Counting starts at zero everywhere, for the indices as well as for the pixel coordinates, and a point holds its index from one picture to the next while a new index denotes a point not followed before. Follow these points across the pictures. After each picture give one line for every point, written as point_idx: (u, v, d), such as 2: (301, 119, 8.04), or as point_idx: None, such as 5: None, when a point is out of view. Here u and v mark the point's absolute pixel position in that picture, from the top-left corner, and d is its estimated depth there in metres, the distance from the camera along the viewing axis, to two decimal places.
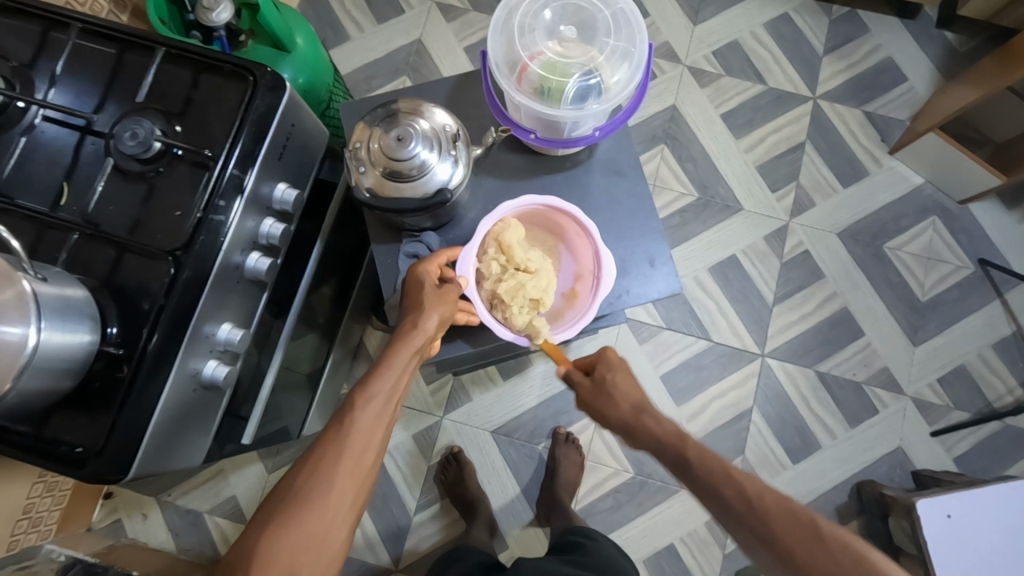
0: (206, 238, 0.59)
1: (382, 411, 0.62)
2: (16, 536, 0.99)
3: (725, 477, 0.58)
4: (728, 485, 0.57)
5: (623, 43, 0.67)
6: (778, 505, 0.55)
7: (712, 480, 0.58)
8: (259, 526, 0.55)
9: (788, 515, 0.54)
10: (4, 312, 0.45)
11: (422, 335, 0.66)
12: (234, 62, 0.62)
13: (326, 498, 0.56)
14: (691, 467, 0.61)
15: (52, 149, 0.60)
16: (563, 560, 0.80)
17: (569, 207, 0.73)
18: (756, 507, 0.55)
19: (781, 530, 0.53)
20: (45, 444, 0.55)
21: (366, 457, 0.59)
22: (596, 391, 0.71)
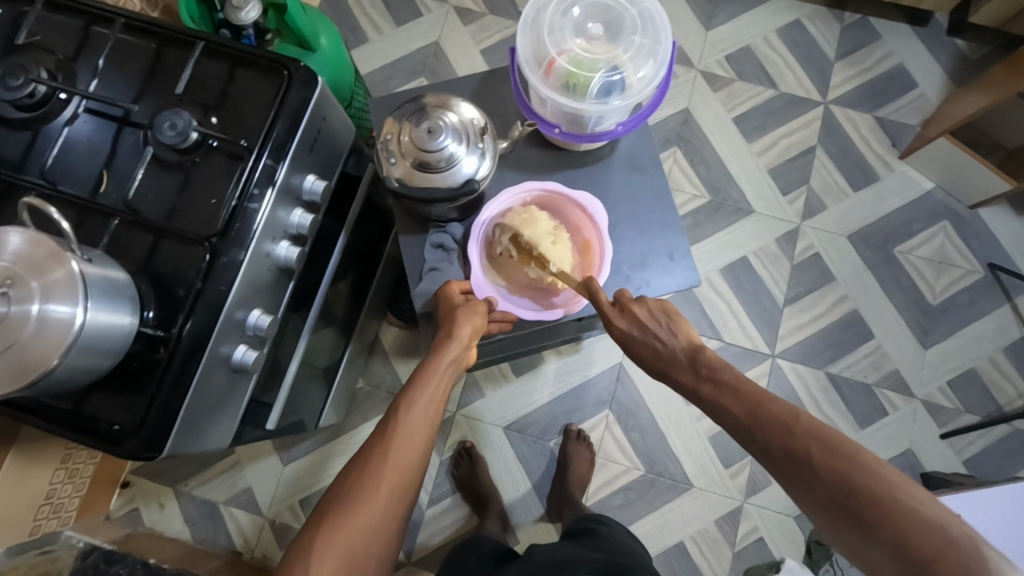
0: (240, 225, 0.61)
1: (422, 418, 0.65)
2: (38, 520, 1.02)
3: (776, 429, 0.53)
4: (775, 432, 0.53)
5: (648, 41, 0.69)
6: (831, 460, 0.49)
7: (754, 432, 0.55)
8: (309, 532, 0.57)
9: (847, 479, 0.47)
10: (54, 291, 0.48)
11: (457, 349, 0.69)
12: (269, 57, 0.65)
13: (373, 501, 0.58)
14: (725, 410, 0.58)
15: (94, 139, 0.63)
16: (576, 544, 0.81)
17: (534, 188, 0.77)
18: (808, 469, 0.50)
19: (835, 494, 0.48)
20: (84, 420, 0.57)
21: (407, 465, 0.61)
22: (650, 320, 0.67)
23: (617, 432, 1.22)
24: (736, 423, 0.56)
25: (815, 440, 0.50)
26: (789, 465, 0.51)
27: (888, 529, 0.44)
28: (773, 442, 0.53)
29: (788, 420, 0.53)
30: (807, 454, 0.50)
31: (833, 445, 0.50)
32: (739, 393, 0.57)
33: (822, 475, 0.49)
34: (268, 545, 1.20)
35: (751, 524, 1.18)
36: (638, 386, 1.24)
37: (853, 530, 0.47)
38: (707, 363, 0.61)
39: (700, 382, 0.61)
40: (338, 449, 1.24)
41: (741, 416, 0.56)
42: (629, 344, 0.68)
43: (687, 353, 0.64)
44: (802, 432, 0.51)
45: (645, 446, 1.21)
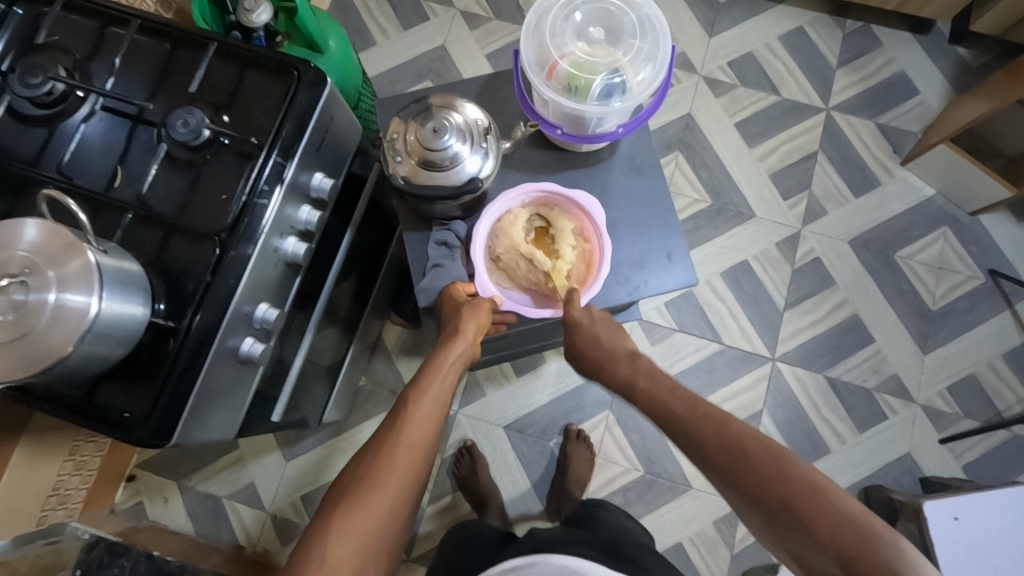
0: (249, 221, 0.62)
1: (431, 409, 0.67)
2: (45, 511, 1.04)
3: (715, 438, 0.61)
4: (715, 434, 0.61)
5: (647, 45, 0.70)
6: (764, 456, 0.57)
7: (696, 436, 0.63)
8: (328, 510, 0.58)
9: (777, 471, 0.55)
10: (70, 280, 0.49)
11: (465, 340, 0.71)
12: (280, 58, 0.66)
13: (385, 480, 0.60)
14: (672, 415, 0.66)
15: (109, 137, 0.65)
16: (574, 526, 0.82)
17: (533, 189, 0.78)
18: (743, 464, 0.58)
19: (766, 486, 0.55)
20: (95, 409, 0.59)
21: (420, 450, 0.64)
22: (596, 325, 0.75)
23: (617, 433, 1.23)
24: (679, 428, 0.65)
25: (751, 439, 0.59)
26: (726, 461, 0.59)
27: (812, 515, 0.52)
28: (712, 442, 0.61)
29: (725, 424, 0.62)
30: (743, 452, 0.58)
31: (766, 445, 0.58)
32: (685, 401, 0.67)
33: (757, 469, 0.56)
34: (270, 540, 1.22)
35: None
36: None
37: (782, 518, 0.54)
38: (655, 378, 0.71)
39: (641, 380, 0.72)
40: (340, 446, 1.26)
41: (684, 422, 0.65)
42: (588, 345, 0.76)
43: (634, 363, 0.74)
44: (738, 434, 0.60)
45: (645, 447, 1.22)
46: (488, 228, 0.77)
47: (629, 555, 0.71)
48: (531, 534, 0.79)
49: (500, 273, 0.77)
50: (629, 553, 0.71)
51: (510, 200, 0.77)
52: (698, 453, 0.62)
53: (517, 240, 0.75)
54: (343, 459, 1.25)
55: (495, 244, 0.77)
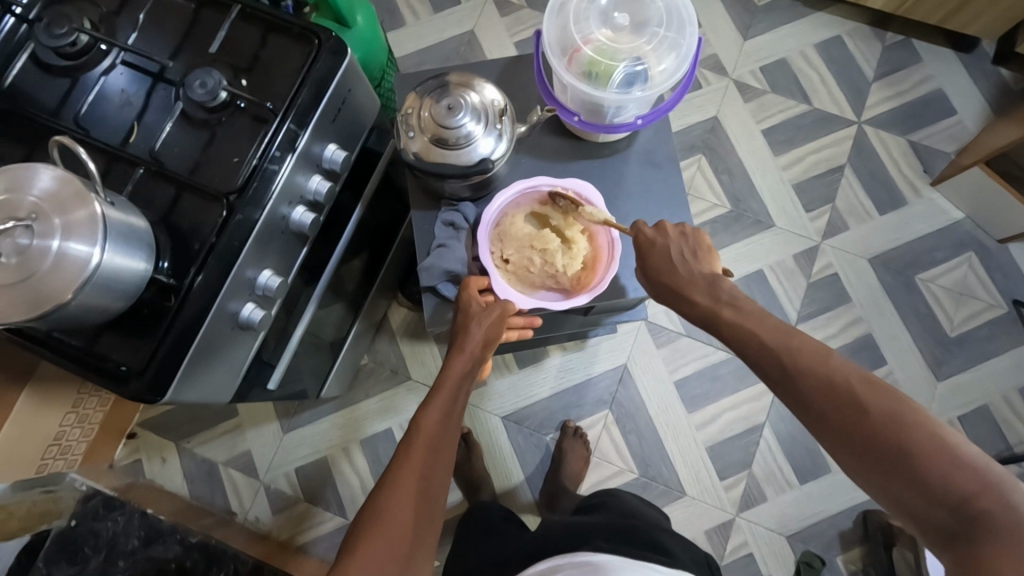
0: (258, 186, 0.62)
1: (442, 426, 0.62)
2: (45, 460, 1.07)
3: (809, 358, 0.54)
4: (812, 365, 0.54)
5: (672, 34, 0.69)
6: (878, 400, 0.50)
7: (790, 367, 0.55)
8: (346, 554, 0.54)
9: (893, 420, 0.49)
10: (74, 229, 0.50)
11: (470, 357, 0.68)
12: (302, 25, 0.66)
13: (402, 512, 0.55)
14: (756, 340, 0.58)
15: (127, 92, 0.65)
16: (591, 513, 0.82)
17: (529, 184, 0.77)
18: (851, 395, 0.51)
19: (876, 434, 0.49)
20: (95, 359, 0.59)
21: (437, 471, 0.59)
22: (681, 244, 0.69)
23: (614, 433, 1.22)
24: (765, 353, 0.57)
25: (851, 373, 0.52)
26: (827, 403, 0.52)
27: (939, 463, 0.46)
28: (805, 375, 0.54)
29: (824, 355, 0.54)
30: (850, 392, 0.51)
31: (874, 385, 0.51)
32: (773, 326, 0.58)
33: (869, 412, 0.50)
34: (262, 509, 1.23)
35: (741, 538, 1.17)
36: (640, 389, 1.24)
37: (890, 465, 0.48)
38: (739, 306, 0.62)
39: (721, 309, 0.63)
40: (339, 421, 1.26)
41: (770, 345, 0.57)
42: (651, 251, 0.70)
43: (712, 291, 0.64)
44: (837, 370, 0.53)
45: (641, 450, 1.21)
46: (489, 234, 0.77)
47: (649, 535, 0.71)
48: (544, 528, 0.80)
49: (511, 277, 0.77)
50: (646, 534, 0.71)
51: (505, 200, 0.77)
52: (790, 389, 0.55)
53: (519, 239, 0.76)
54: (341, 435, 1.26)
55: (499, 249, 0.77)
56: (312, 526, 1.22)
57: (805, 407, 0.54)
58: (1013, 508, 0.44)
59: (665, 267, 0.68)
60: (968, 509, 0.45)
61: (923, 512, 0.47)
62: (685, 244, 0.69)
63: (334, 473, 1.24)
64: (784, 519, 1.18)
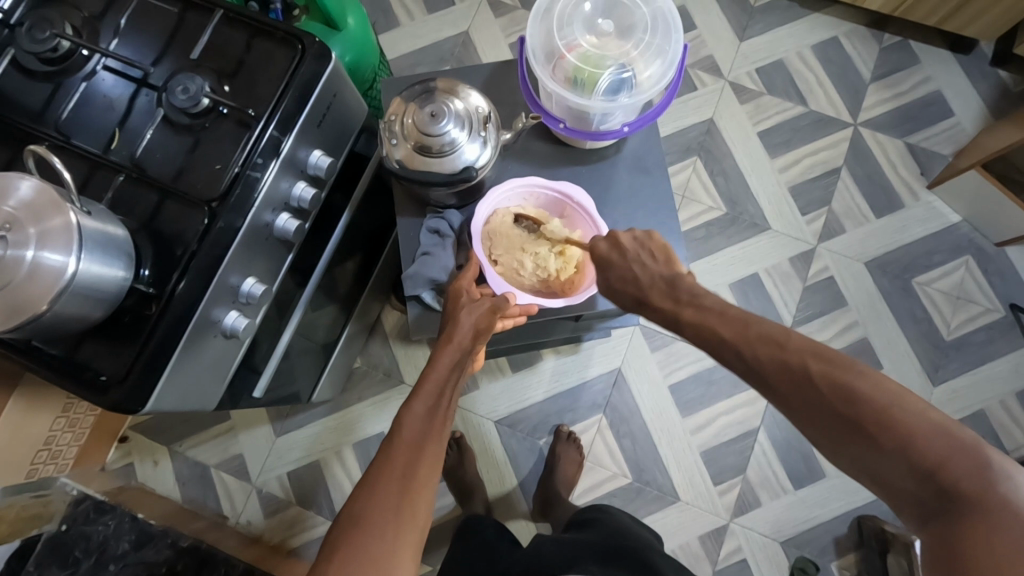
0: (241, 192, 0.62)
1: (426, 423, 0.60)
2: (35, 465, 1.06)
3: (768, 347, 0.53)
4: (770, 354, 0.52)
5: (658, 41, 0.68)
6: (841, 379, 0.49)
7: (750, 359, 0.53)
8: (324, 560, 0.51)
9: (856, 398, 0.48)
10: (50, 239, 0.49)
11: (458, 348, 0.66)
12: (286, 29, 0.65)
13: (382, 512, 0.53)
14: (714, 336, 0.56)
15: (109, 96, 0.64)
16: (582, 530, 0.81)
17: (529, 183, 0.77)
18: (812, 381, 0.50)
19: (842, 415, 0.48)
20: (75, 368, 0.59)
21: (422, 467, 0.57)
22: (638, 249, 0.66)
23: (608, 436, 1.21)
24: (725, 348, 0.55)
25: (810, 355, 0.51)
26: (791, 388, 0.51)
27: (906, 435, 0.46)
28: (766, 362, 0.52)
29: (782, 341, 0.52)
30: (811, 376, 0.50)
31: (835, 364, 0.50)
32: (731, 318, 0.56)
33: (833, 396, 0.49)
34: (255, 512, 1.23)
35: (736, 544, 1.16)
36: (634, 394, 1.23)
37: (861, 445, 0.47)
38: (698, 303, 0.59)
39: (682, 310, 0.60)
40: (332, 424, 1.26)
41: (728, 339, 0.55)
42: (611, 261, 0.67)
43: (671, 293, 0.62)
44: (797, 354, 0.51)
45: (635, 454, 1.20)
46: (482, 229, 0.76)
47: (638, 556, 0.72)
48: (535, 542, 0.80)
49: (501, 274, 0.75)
50: (634, 557, 0.71)
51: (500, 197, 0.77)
52: (756, 380, 0.53)
53: (508, 237, 0.76)
54: (334, 438, 1.25)
55: (492, 244, 0.76)
56: (304, 530, 1.21)
57: (771, 394, 0.53)
58: (980, 468, 0.44)
59: (625, 277, 0.65)
60: (939, 478, 0.44)
61: (899, 485, 0.46)
62: (643, 251, 0.66)
63: (327, 477, 1.23)
64: (779, 524, 1.17)
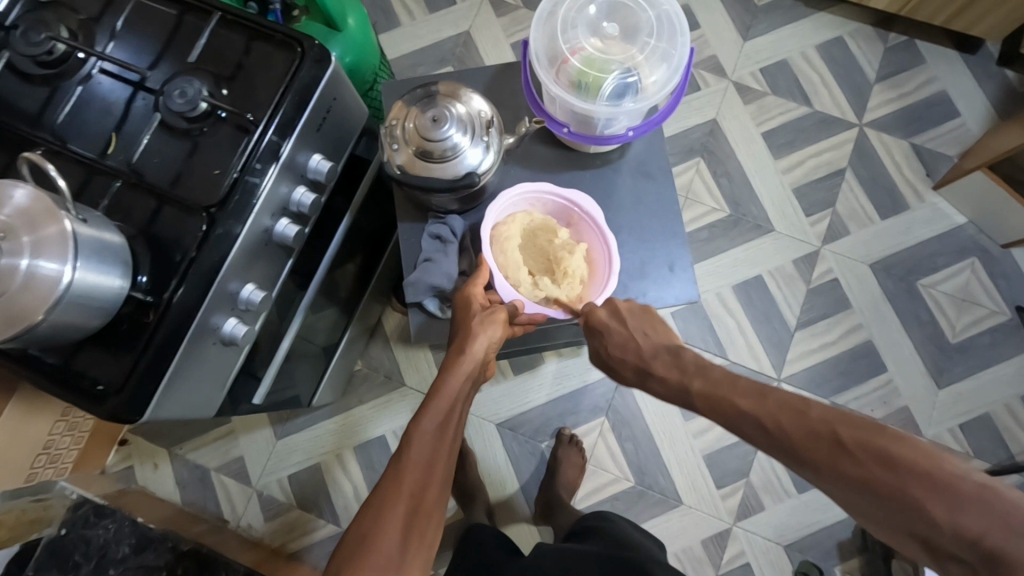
0: (240, 198, 0.61)
1: (438, 439, 0.59)
2: (35, 469, 1.06)
3: (786, 412, 0.48)
4: (789, 421, 0.47)
5: (663, 45, 0.67)
6: (870, 439, 0.42)
7: (770, 428, 0.48)
8: None
9: (887, 459, 0.41)
10: (44, 247, 0.48)
11: (472, 361, 0.64)
12: (286, 32, 0.64)
13: (391, 535, 0.52)
14: (731, 408, 0.51)
15: (106, 100, 0.63)
16: (584, 541, 0.80)
17: (541, 187, 0.76)
18: (835, 447, 0.44)
19: (880, 487, 0.41)
20: (72, 376, 0.58)
21: (432, 487, 0.56)
22: (632, 321, 0.66)
23: (610, 440, 1.21)
24: (742, 419, 0.50)
25: (835, 418, 0.45)
26: (819, 458, 0.45)
27: (951, 503, 0.38)
28: (787, 429, 0.47)
29: (800, 406, 0.47)
30: (840, 441, 0.44)
31: (863, 426, 0.43)
32: (745, 387, 0.52)
33: (861, 460, 0.42)
34: (255, 515, 1.22)
35: (739, 548, 1.16)
36: (636, 397, 1.22)
37: (903, 518, 0.40)
38: (706, 373, 0.56)
39: (691, 380, 0.56)
40: (333, 427, 1.25)
41: (744, 411, 0.50)
42: (606, 335, 0.66)
43: (676, 364, 0.59)
44: (819, 417, 0.46)
45: (637, 458, 1.20)
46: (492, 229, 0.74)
47: (641, 567, 0.71)
48: (538, 550, 0.79)
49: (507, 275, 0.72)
50: (636, 565, 0.70)
51: (511, 198, 0.75)
52: (780, 452, 0.48)
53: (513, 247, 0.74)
54: (335, 441, 1.25)
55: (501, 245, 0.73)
56: (304, 534, 1.20)
57: (799, 465, 0.46)
58: None
59: (619, 348, 0.65)
60: (1000, 552, 0.36)
61: (958, 561, 0.38)
62: (640, 323, 0.66)
63: (327, 481, 1.23)
64: (782, 528, 1.16)
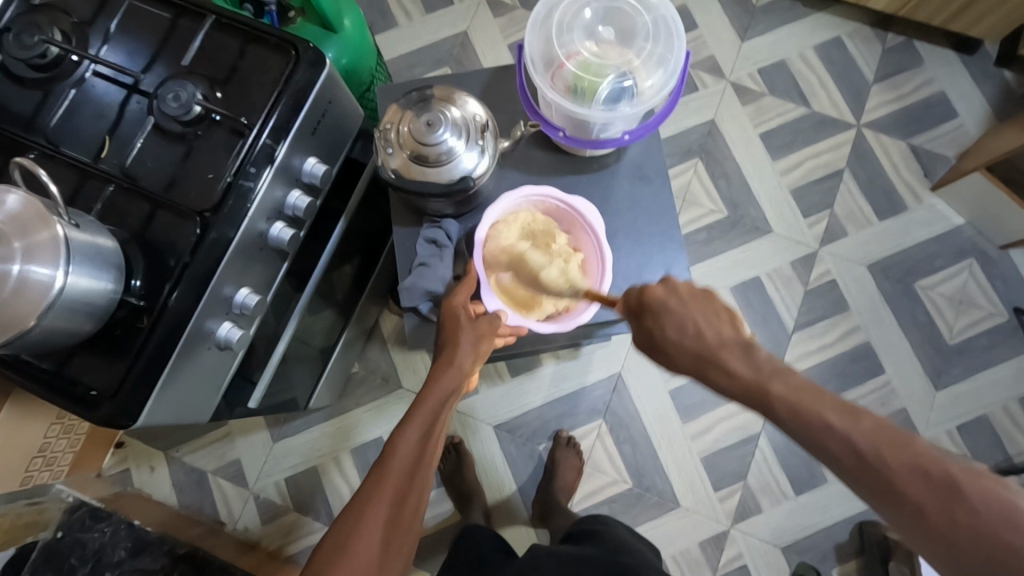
0: (234, 203, 0.60)
1: (420, 448, 0.59)
2: (29, 472, 1.05)
3: (888, 440, 0.44)
4: (892, 450, 0.43)
5: (660, 49, 0.67)
6: (978, 489, 0.41)
7: (867, 453, 0.44)
8: None
9: (998, 514, 0.40)
10: (36, 253, 0.48)
11: (458, 371, 0.65)
12: (281, 35, 0.64)
13: (368, 544, 0.52)
14: (819, 423, 0.46)
15: (99, 103, 0.63)
16: (580, 544, 0.80)
17: (547, 191, 0.75)
18: (942, 490, 0.41)
19: (993, 539, 0.39)
20: (65, 382, 0.58)
21: (412, 496, 0.57)
22: (701, 313, 0.56)
23: (608, 442, 1.20)
24: (834, 437, 0.45)
25: (942, 458, 0.42)
26: (917, 496, 0.42)
27: None
28: (888, 459, 0.43)
29: (904, 437, 0.44)
30: (955, 483, 0.41)
31: (971, 472, 0.42)
32: (836, 402, 0.47)
33: (969, 508, 0.40)
34: (252, 518, 1.22)
35: (736, 550, 1.16)
36: (634, 399, 1.22)
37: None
38: (787, 378, 0.50)
39: (768, 383, 0.50)
40: (330, 430, 1.25)
41: (839, 429, 0.45)
42: (669, 322, 0.57)
43: (750, 362, 0.52)
44: (922, 452, 0.43)
45: (635, 460, 1.19)
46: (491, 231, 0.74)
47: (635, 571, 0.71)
48: (533, 553, 0.79)
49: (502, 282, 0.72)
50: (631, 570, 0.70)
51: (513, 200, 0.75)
52: (870, 480, 0.44)
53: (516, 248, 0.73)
54: (332, 443, 1.24)
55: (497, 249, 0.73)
56: (301, 537, 1.20)
57: (886, 500, 0.43)
58: None
59: (681, 341, 0.56)
60: None
61: None
62: (707, 312, 0.56)
63: (325, 483, 1.23)
64: (780, 530, 1.16)
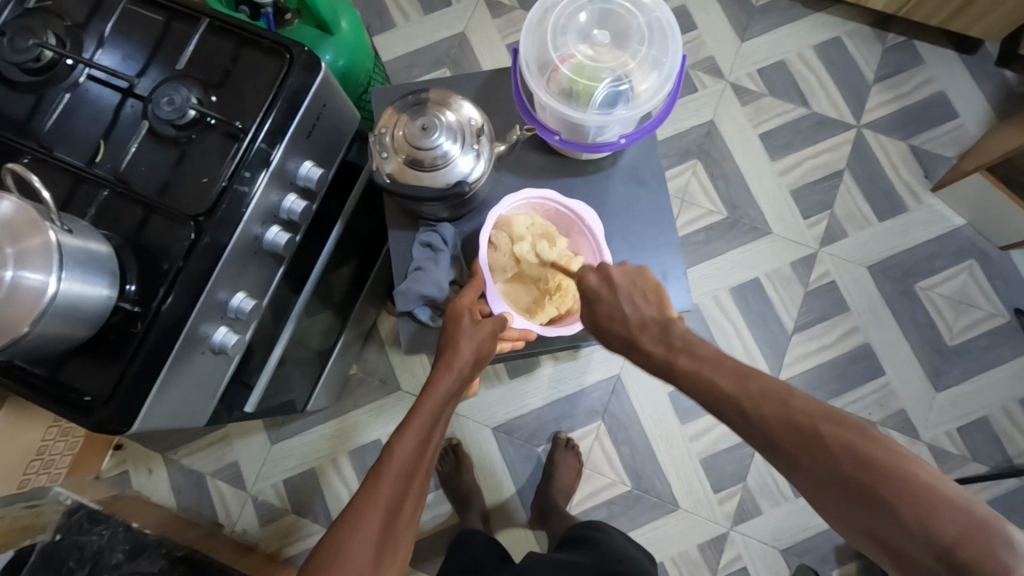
0: (229, 207, 0.60)
1: (420, 453, 0.59)
2: (28, 475, 1.06)
3: (771, 401, 0.50)
4: (774, 410, 0.49)
5: (655, 52, 0.67)
6: (845, 437, 0.46)
7: (754, 416, 0.50)
8: None
9: (860, 458, 0.45)
10: (28, 259, 0.48)
11: (457, 376, 0.64)
12: (274, 38, 0.64)
13: (364, 549, 0.52)
14: (716, 390, 0.52)
15: (94, 107, 0.63)
16: (574, 550, 0.80)
17: (547, 195, 0.75)
18: (814, 441, 0.47)
19: (858, 478, 0.45)
20: (60, 387, 0.58)
21: (407, 500, 0.56)
22: (628, 288, 0.61)
23: (606, 444, 1.20)
24: (726, 403, 0.52)
25: (819, 415, 0.48)
26: (797, 449, 0.48)
27: (916, 505, 0.42)
28: (770, 418, 0.49)
29: (785, 398, 0.50)
30: (821, 440, 0.47)
31: (843, 424, 0.47)
32: (732, 370, 0.53)
33: (835, 455, 0.46)
34: (250, 520, 1.22)
35: (735, 552, 1.15)
36: (633, 401, 1.21)
37: (867, 514, 0.44)
38: (694, 352, 0.56)
39: (676, 358, 0.56)
40: (328, 432, 1.25)
41: (729, 394, 0.52)
42: (598, 306, 0.61)
43: (665, 337, 0.58)
44: (802, 410, 0.49)
45: (634, 462, 1.19)
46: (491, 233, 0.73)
47: None
48: (528, 559, 0.79)
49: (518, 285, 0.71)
50: None
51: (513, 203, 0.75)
52: (761, 440, 0.50)
53: (513, 253, 0.74)
54: (330, 446, 1.24)
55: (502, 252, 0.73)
56: (299, 539, 1.20)
57: (777, 453, 0.49)
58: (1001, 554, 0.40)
59: (609, 321, 0.61)
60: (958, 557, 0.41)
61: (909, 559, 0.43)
62: (634, 290, 0.61)
63: (323, 485, 1.22)
64: (779, 532, 1.16)
